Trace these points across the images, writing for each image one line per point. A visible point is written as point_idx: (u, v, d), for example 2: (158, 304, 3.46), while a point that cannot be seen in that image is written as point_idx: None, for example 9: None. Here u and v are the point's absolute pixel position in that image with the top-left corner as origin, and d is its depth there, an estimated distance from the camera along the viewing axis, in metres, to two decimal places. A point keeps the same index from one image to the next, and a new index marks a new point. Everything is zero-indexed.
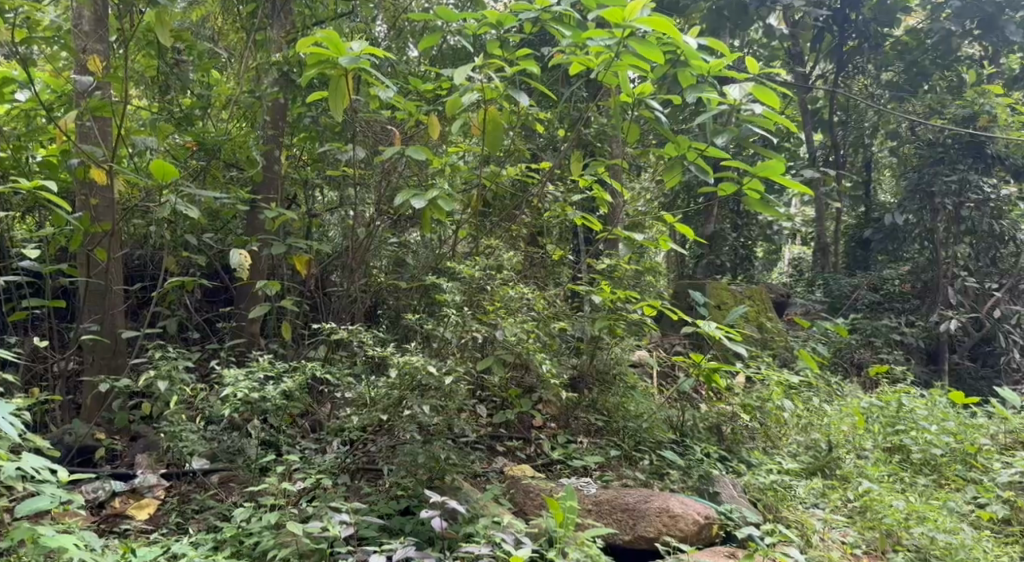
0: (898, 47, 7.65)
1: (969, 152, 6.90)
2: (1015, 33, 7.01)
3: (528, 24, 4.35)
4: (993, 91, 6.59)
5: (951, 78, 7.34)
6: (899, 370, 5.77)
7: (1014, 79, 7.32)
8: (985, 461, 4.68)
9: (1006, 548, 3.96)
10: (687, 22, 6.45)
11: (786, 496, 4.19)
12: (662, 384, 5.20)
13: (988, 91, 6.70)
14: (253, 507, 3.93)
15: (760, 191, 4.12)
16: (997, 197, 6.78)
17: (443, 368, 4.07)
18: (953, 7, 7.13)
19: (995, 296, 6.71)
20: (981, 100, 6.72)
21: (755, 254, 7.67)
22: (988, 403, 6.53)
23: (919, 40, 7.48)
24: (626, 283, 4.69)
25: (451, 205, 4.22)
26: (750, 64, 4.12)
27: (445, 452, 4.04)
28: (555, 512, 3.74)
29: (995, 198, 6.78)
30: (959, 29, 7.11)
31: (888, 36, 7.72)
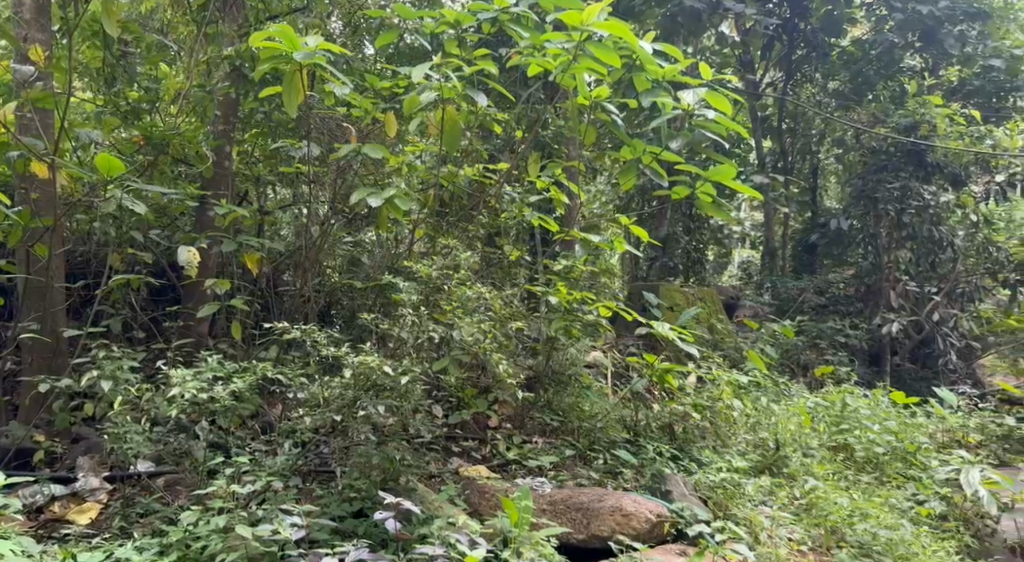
0: (844, 57, 7.89)
1: (912, 159, 7.09)
2: (953, 46, 7.27)
3: (485, 24, 4.41)
4: (934, 102, 6.80)
5: (893, 88, 7.64)
6: (842, 371, 5.96)
7: (951, 91, 7.67)
8: (924, 459, 4.85)
9: (944, 543, 4.15)
10: (642, 28, 6.54)
11: (735, 494, 4.29)
12: (615, 385, 5.19)
13: (929, 101, 6.90)
14: (200, 510, 3.85)
15: (712, 194, 4.19)
16: (937, 204, 6.93)
17: (398, 369, 4.10)
18: (896, 20, 7.43)
19: (934, 300, 7.02)
20: (922, 110, 6.92)
21: (706, 256, 7.80)
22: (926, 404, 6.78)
23: (863, 51, 7.74)
24: (582, 284, 4.73)
25: (407, 204, 4.23)
26: (703, 70, 4.21)
27: (400, 453, 4.08)
28: (511, 512, 3.76)
29: (935, 205, 6.92)
30: (901, 40, 7.37)
31: (834, 46, 7.93)
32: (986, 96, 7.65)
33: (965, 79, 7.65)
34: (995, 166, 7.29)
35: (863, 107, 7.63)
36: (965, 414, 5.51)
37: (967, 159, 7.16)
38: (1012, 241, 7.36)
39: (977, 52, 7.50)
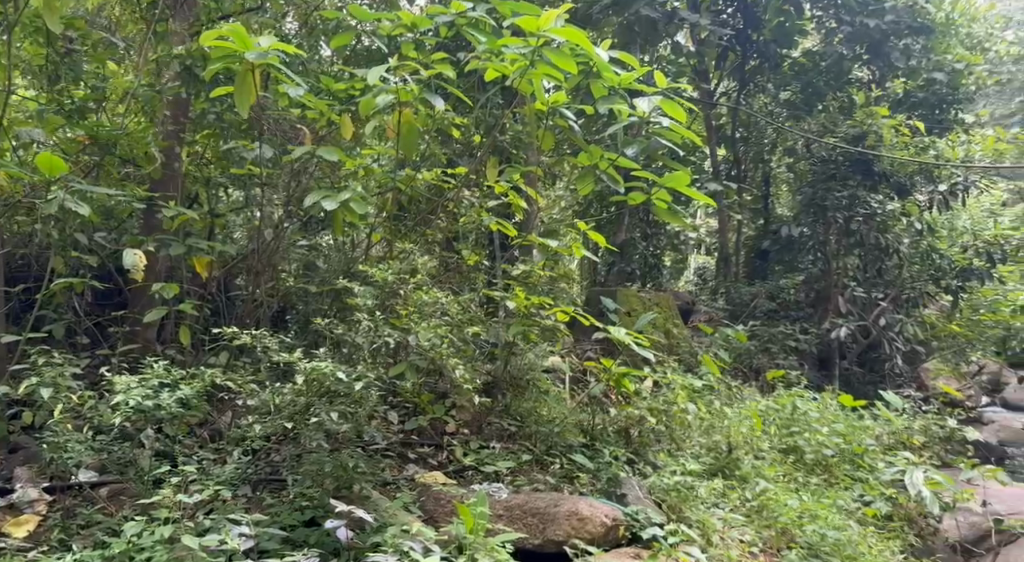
0: (795, 68, 8.05)
1: (858, 169, 7.25)
2: (897, 60, 7.64)
3: (443, 28, 4.43)
4: (880, 113, 7.04)
5: (842, 99, 7.76)
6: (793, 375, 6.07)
7: (897, 102, 7.92)
8: (871, 460, 4.98)
9: (890, 543, 4.30)
10: (599, 35, 6.60)
11: (688, 497, 4.34)
12: (573, 389, 5.18)
13: (875, 112, 7.16)
14: (144, 521, 3.72)
15: (667, 201, 4.24)
16: (883, 212, 7.06)
17: (352, 375, 4.07)
18: (845, 32, 7.66)
19: (880, 305, 7.33)
20: (869, 121, 7.17)
21: (662, 262, 7.92)
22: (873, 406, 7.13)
23: (814, 62, 7.95)
24: (540, 289, 4.74)
25: (364, 208, 4.24)
26: (658, 78, 4.26)
27: (353, 460, 4.01)
28: (466, 519, 3.75)
29: (882, 213, 7.06)
30: (850, 53, 7.66)
31: (785, 57, 8.06)
32: (929, 108, 7.88)
33: (911, 92, 7.89)
34: (939, 176, 7.44)
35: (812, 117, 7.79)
36: (909, 415, 5.66)
37: (913, 169, 7.32)
38: (956, 250, 7.67)
39: (921, 65, 7.78)
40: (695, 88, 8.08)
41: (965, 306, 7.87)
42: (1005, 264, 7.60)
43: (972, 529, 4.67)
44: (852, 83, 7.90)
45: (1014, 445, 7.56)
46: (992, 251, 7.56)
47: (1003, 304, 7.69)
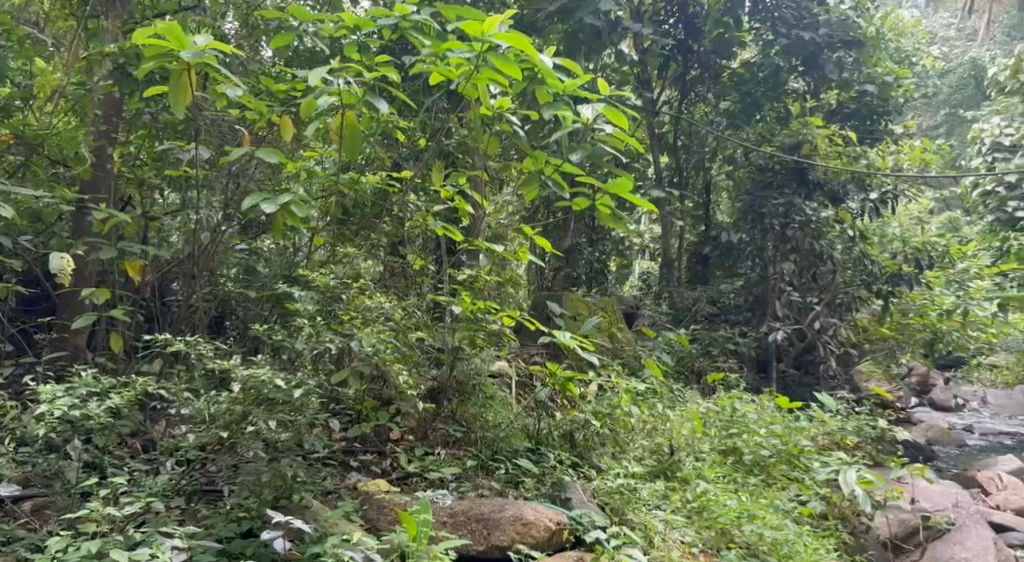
0: (734, 79, 8.24)
1: (794, 177, 7.51)
2: (831, 71, 7.78)
3: (387, 31, 4.44)
4: (815, 123, 7.19)
5: (778, 109, 8.03)
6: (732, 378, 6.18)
7: (831, 113, 8.10)
8: (806, 460, 5.09)
9: (824, 542, 4.45)
10: (544, 42, 6.64)
11: (631, 499, 4.40)
12: (519, 395, 5.15)
13: (810, 122, 7.30)
14: (69, 536, 3.56)
15: (611, 207, 4.26)
16: (818, 219, 7.29)
17: (291, 382, 3.97)
18: (782, 44, 7.81)
19: (815, 310, 7.47)
20: (804, 131, 7.32)
21: (608, 267, 8.08)
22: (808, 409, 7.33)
23: (752, 73, 8.24)
24: (486, 293, 4.72)
25: (304, 211, 4.17)
26: (602, 86, 4.28)
27: (292, 470, 3.87)
28: (409, 526, 3.70)
29: (816, 220, 7.28)
30: (786, 64, 7.87)
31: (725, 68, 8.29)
32: (861, 119, 8.12)
33: (843, 102, 8.06)
34: (869, 185, 7.69)
35: (751, 127, 8.00)
36: (843, 416, 5.82)
37: (845, 177, 7.49)
38: (886, 256, 7.78)
39: (853, 77, 7.93)
40: (637, 96, 8.23)
41: (894, 310, 7.97)
42: (930, 270, 7.87)
43: (902, 525, 4.87)
44: (788, 94, 8.03)
45: (939, 444, 7.92)
46: (919, 258, 7.75)
47: (930, 309, 7.78)
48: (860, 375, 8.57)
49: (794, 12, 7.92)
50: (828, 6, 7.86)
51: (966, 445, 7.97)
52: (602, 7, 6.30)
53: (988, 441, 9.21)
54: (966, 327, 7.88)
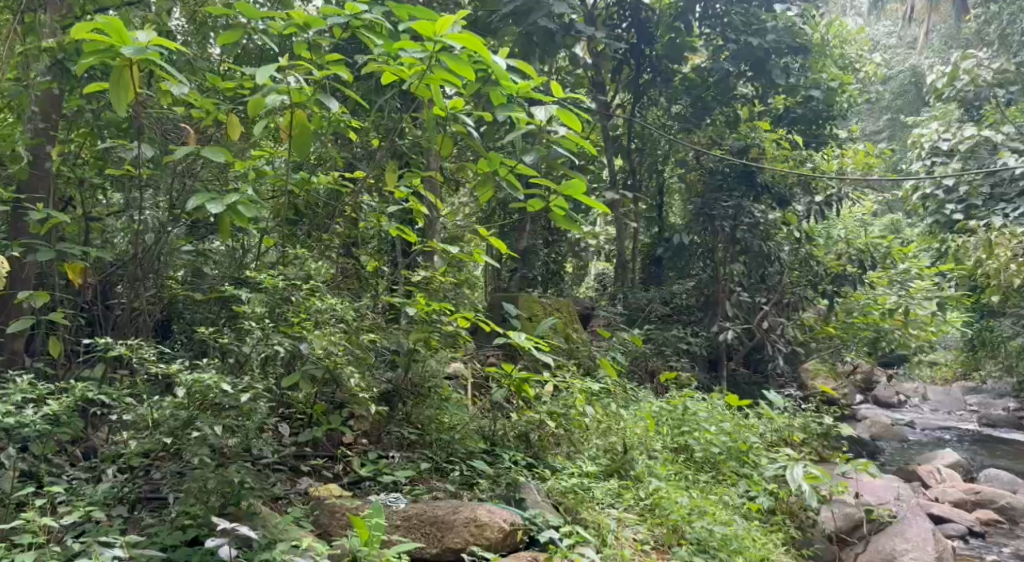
0: (684, 83, 8.31)
1: (743, 180, 7.72)
2: (779, 76, 7.89)
3: (337, 29, 4.40)
4: (762, 128, 7.43)
5: (728, 113, 8.16)
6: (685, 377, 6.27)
7: (778, 117, 8.26)
8: (755, 457, 5.21)
9: (771, 537, 4.57)
10: (499, 44, 6.61)
11: (584, 498, 4.42)
12: (475, 395, 5.24)
13: (757, 127, 7.52)
14: (4, 548, 3.42)
15: (564, 209, 4.28)
16: (765, 221, 7.56)
17: (238, 386, 3.88)
18: (730, 49, 7.92)
19: (763, 309, 7.76)
20: (752, 135, 7.53)
21: (563, 269, 8.12)
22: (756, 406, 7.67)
23: (702, 78, 8.19)
24: (442, 295, 4.70)
25: (252, 211, 4.10)
26: (555, 88, 4.29)
27: (239, 476, 3.79)
28: (360, 531, 3.64)
29: (763, 222, 7.54)
30: (735, 69, 7.96)
31: (677, 73, 8.37)
32: (807, 123, 8.26)
33: (790, 108, 8.26)
34: (816, 189, 7.94)
35: (701, 131, 8.14)
36: (791, 414, 5.95)
37: (791, 180, 7.83)
38: (831, 257, 7.99)
39: (800, 83, 8.25)
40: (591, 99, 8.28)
41: (840, 310, 8.10)
42: (873, 270, 8.08)
43: (847, 519, 5.05)
44: (738, 99, 8.21)
45: (881, 439, 8.26)
46: (863, 258, 7.91)
47: (874, 308, 7.85)
48: (806, 373, 8.77)
49: (742, 18, 7.97)
50: (775, 12, 8.02)
51: (907, 440, 8.34)
52: (556, 10, 6.32)
53: (928, 436, 9.54)
54: (909, 327, 7.92)
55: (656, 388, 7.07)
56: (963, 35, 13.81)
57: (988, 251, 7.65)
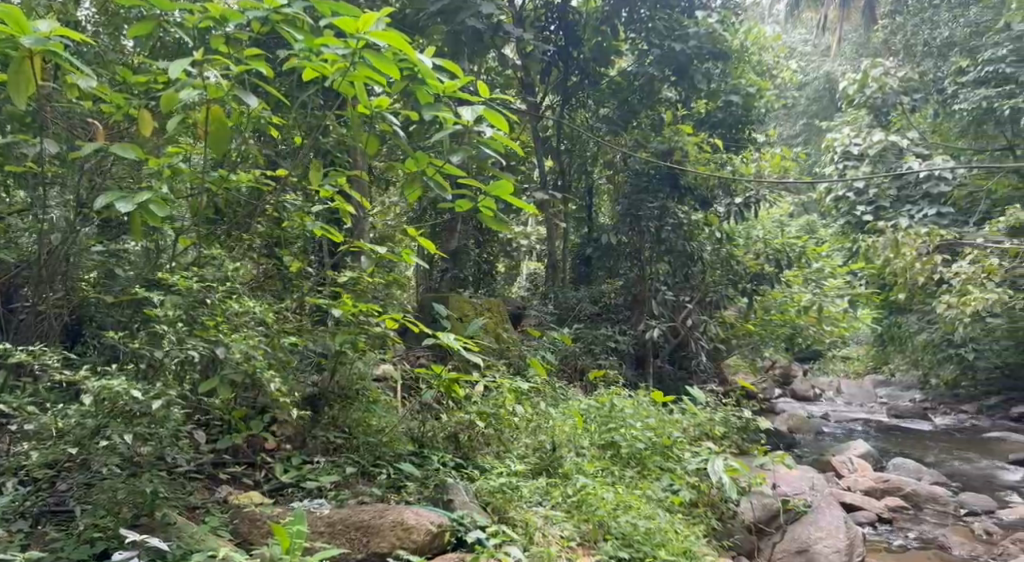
0: (611, 86, 8.46)
1: (666, 182, 7.94)
2: (701, 81, 8.14)
3: (256, 23, 4.27)
4: (685, 131, 7.63)
5: (653, 117, 8.43)
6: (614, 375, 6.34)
7: (701, 121, 8.64)
8: (678, 451, 5.33)
9: (693, 529, 4.68)
10: (427, 41, 6.55)
11: (511, 497, 4.44)
12: (405, 397, 5.19)
13: (680, 130, 7.71)
14: None
15: (493, 209, 4.27)
16: (690, 222, 7.81)
17: (150, 392, 3.68)
18: (655, 55, 8.07)
19: (687, 307, 8.05)
20: (675, 138, 7.73)
21: (492, 268, 8.16)
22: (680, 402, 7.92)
23: (628, 81, 8.36)
24: (369, 296, 4.63)
25: (166, 210, 3.93)
26: (482, 88, 4.25)
27: (152, 485, 3.64)
28: (281, 539, 3.49)
29: (688, 223, 7.79)
30: (659, 74, 8.09)
31: (604, 76, 8.49)
32: (727, 127, 8.67)
33: (711, 112, 8.65)
34: (735, 190, 8.16)
35: (627, 134, 8.28)
36: (711, 408, 6.13)
37: (712, 183, 8.02)
38: (750, 256, 8.20)
39: (720, 87, 8.45)
40: (521, 99, 8.36)
41: (758, 307, 8.42)
42: (789, 269, 8.35)
43: (764, 510, 5.24)
44: (661, 103, 8.45)
45: (798, 432, 8.61)
46: (779, 258, 8.17)
47: (790, 306, 8.27)
48: (727, 369, 9.04)
49: (666, 23, 8.09)
50: (697, 19, 8.09)
51: (823, 433, 8.74)
52: (483, 10, 6.30)
53: (841, 428, 10.02)
54: (822, 323, 8.35)
55: (585, 387, 7.16)
56: (874, 44, 14.46)
57: (894, 251, 8.09)
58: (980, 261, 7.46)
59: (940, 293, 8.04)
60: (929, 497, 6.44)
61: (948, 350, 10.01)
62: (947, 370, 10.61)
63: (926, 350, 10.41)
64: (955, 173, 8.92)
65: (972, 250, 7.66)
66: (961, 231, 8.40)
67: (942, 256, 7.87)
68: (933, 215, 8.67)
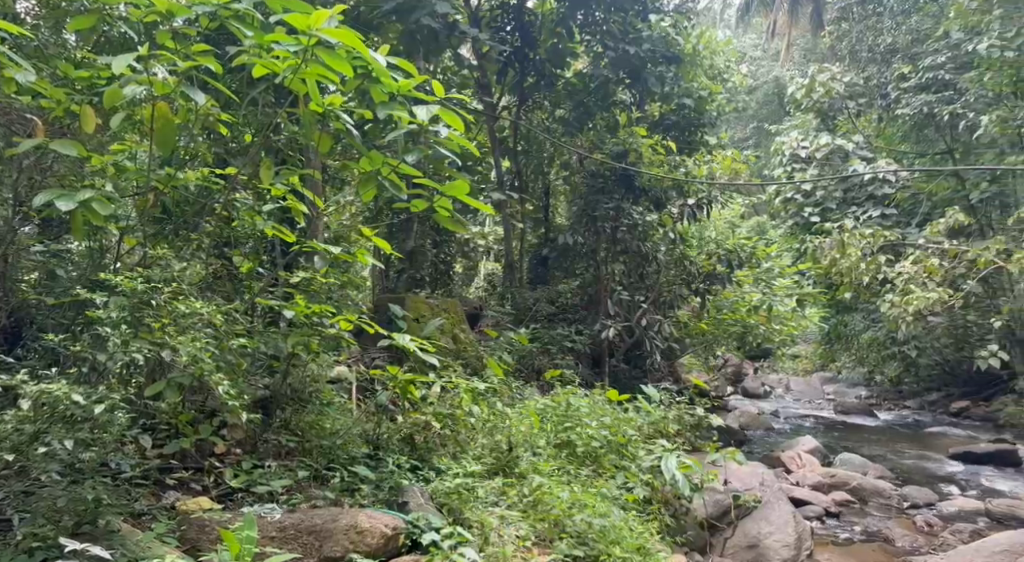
0: (568, 88, 8.54)
1: (622, 183, 7.98)
2: (655, 83, 8.27)
3: (204, 19, 4.17)
4: (639, 133, 7.72)
5: (608, 119, 8.47)
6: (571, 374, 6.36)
7: (655, 123, 8.75)
8: (633, 449, 5.40)
9: (647, 526, 4.72)
10: (382, 39, 6.51)
11: (468, 498, 4.40)
12: (360, 398, 5.14)
13: (635, 132, 7.78)
14: None
15: (448, 209, 4.25)
16: (644, 223, 7.89)
17: (92, 396, 3.58)
18: (610, 58, 8.13)
19: (642, 307, 8.02)
20: (630, 140, 7.80)
21: (448, 268, 8.13)
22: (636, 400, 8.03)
23: (584, 84, 8.50)
24: (323, 296, 4.56)
25: (109, 208, 3.82)
26: (437, 87, 4.21)
27: (95, 492, 3.50)
28: (230, 545, 3.38)
29: (643, 224, 7.87)
30: (614, 76, 8.19)
31: (559, 77, 8.53)
32: (680, 130, 8.81)
33: (665, 114, 8.78)
34: (688, 192, 8.28)
35: (583, 135, 8.33)
36: (665, 406, 6.23)
37: (666, 184, 8.04)
38: (702, 256, 8.37)
39: (673, 91, 8.58)
40: (477, 100, 8.36)
41: (710, 306, 8.47)
42: (740, 269, 8.49)
43: (716, 506, 5.38)
44: (617, 105, 8.47)
45: (749, 428, 8.86)
46: (730, 258, 8.37)
47: (742, 305, 8.35)
48: (680, 367, 9.20)
49: (621, 27, 8.15)
50: (650, 22, 8.29)
51: (773, 429, 8.97)
52: (439, 9, 6.26)
53: (790, 424, 10.28)
54: (771, 322, 8.48)
55: (542, 387, 7.18)
56: (822, 50, 14.85)
57: (840, 250, 8.27)
58: (921, 262, 7.72)
59: (884, 292, 8.29)
60: (874, 491, 6.64)
61: (891, 348, 10.35)
62: (891, 368, 10.94)
63: (870, 348, 10.73)
64: (898, 177, 9.28)
65: (915, 251, 7.96)
66: (904, 234, 8.74)
67: (885, 256, 8.11)
68: (877, 216, 9.03)
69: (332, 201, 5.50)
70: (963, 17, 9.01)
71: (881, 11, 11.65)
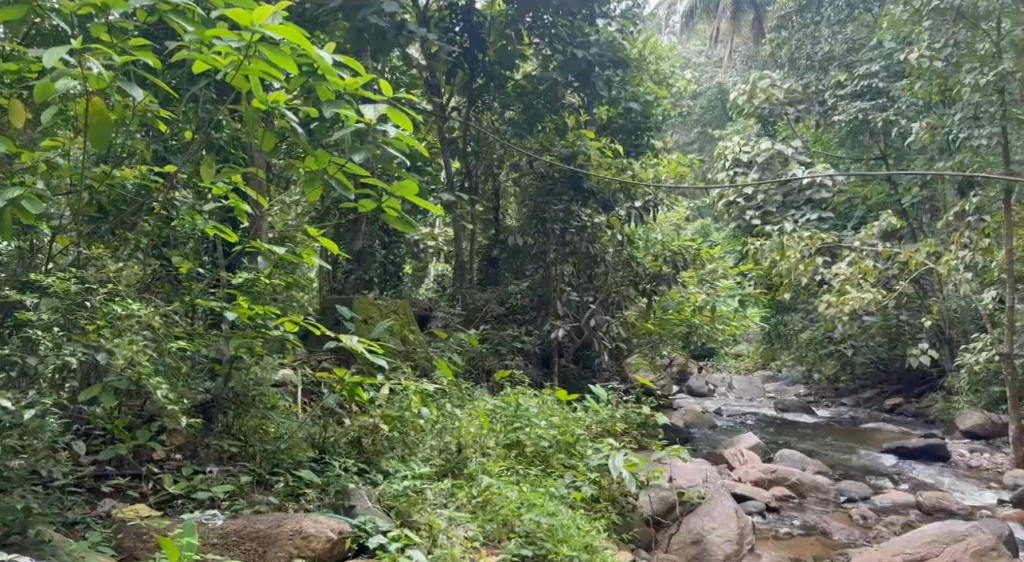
0: (517, 90, 8.56)
1: (571, 184, 8.03)
2: (602, 88, 8.35)
3: (140, 12, 4.03)
4: (588, 136, 7.79)
5: (557, 121, 8.48)
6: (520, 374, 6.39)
7: (603, 127, 8.86)
8: (580, 448, 5.47)
9: (595, 524, 4.76)
10: (329, 37, 6.42)
11: (416, 500, 4.36)
12: (306, 401, 5.05)
13: (584, 135, 7.84)
14: None
15: (397, 209, 4.20)
16: (592, 225, 7.99)
17: (22, 402, 3.42)
18: (558, 60, 8.19)
19: (590, 306, 8.08)
20: (578, 143, 7.88)
21: (396, 269, 8.07)
22: (584, 400, 8.16)
23: (533, 86, 8.50)
24: (266, 297, 4.46)
25: (40, 206, 3.66)
26: (385, 86, 4.13)
27: (27, 499, 3.39)
28: (170, 552, 3.21)
29: (591, 226, 7.97)
30: (562, 79, 8.22)
31: (508, 78, 8.54)
32: (627, 133, 8.95)
33: (612, 117, 8.89)
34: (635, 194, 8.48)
35: (531, 137, 8.36)
36: (613, 406, 6.32)
37: (613, 186, 8.21)
38: (648, 257, 8.50)
39: (620, 95, 8.75)
40: (427, 100, 8.32)
41: (656, 307, 8.63)
42: (685, 270, 8.64)
43: (661, 502, 5.47)
44: (564, 107, 8.47)
45: (693, 426, 9.04)
46: (676, 259, 8.51)
47: (687, 306, 8.54)
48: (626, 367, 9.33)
49: (569, 30, 8.18)
50: (597, 26, 8.38)
51: (717, 426, 9.20)
52: (386, 8, 6.22)
53: (733, 421, 10.54)
54: (713, 321, 8.72)
55: (490, 387, 7.20)
56: (761, 56, 15.20)
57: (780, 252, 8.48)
58: (856, 263, 8.00)
59: (821, 293, 8.55)
60: (812, 486, 6.86)
61: (829, 346, 10.86)
62: (828, 366, 11.28)
63: (808, 346, 11.07)
64: (834, 181, 9.62)
65: (851, 253, 8.25)
66: (840, 235, 9.16)
67: (822, 258, 8.36)
68: (814, 219, 9.42)
69: (281, 202, 5.41)
70: (896, 26, 9.30)
71: (818, 20, 11.99)
